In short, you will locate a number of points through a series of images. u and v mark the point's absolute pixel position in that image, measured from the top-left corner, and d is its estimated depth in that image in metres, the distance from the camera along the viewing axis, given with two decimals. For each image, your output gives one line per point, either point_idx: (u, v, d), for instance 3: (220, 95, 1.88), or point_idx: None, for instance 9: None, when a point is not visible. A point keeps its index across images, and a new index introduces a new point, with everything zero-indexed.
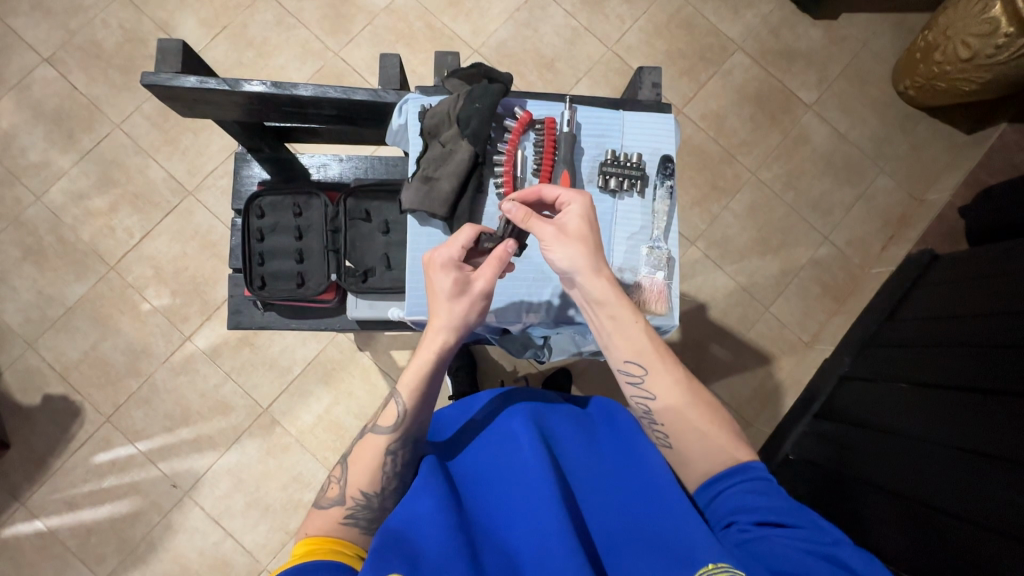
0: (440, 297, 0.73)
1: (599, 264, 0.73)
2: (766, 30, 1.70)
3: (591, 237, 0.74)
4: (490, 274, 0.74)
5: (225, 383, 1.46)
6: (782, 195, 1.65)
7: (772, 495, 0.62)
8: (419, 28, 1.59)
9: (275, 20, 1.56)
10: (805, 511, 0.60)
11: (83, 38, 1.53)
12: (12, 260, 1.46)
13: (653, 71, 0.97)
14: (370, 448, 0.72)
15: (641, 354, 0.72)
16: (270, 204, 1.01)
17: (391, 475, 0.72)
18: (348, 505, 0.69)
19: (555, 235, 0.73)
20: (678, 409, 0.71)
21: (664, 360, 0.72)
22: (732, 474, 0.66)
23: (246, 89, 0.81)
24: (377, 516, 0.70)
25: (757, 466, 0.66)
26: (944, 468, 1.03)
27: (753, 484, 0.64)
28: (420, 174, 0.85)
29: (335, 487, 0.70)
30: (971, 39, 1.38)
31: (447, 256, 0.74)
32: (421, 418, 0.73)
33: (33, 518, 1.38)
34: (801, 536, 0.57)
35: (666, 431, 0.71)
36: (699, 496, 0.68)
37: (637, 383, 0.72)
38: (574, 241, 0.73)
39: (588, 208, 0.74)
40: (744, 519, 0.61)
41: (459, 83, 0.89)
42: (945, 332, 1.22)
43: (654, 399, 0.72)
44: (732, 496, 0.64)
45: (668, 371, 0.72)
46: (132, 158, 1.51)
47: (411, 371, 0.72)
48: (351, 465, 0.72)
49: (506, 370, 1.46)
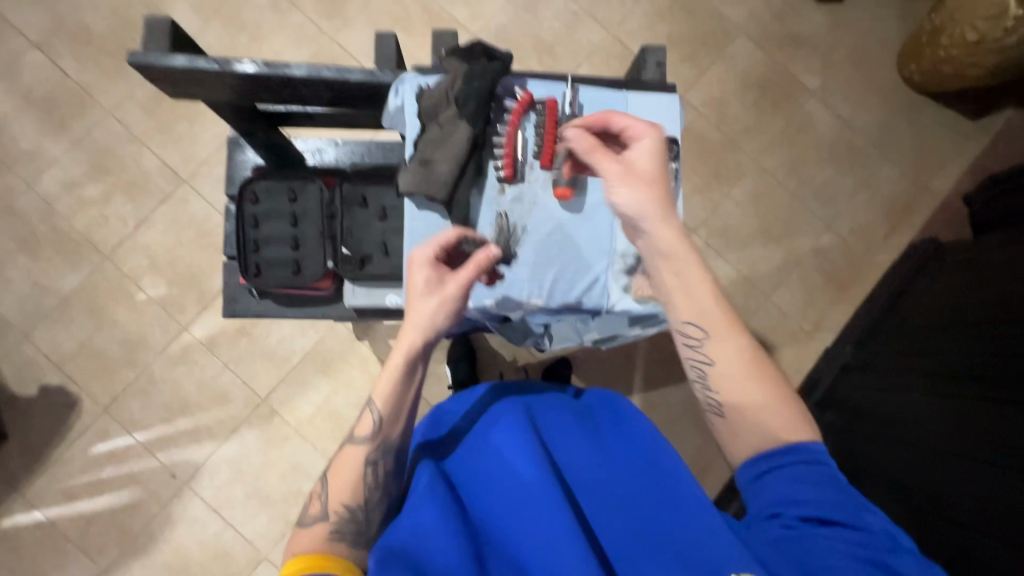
0: (413, 301, 0.71)
1: (667, 213, 0.69)
2: (770, 14, 1.67)
3: (661, 182, 0.70)
4: (466, 278, 0.73)
5: (223, 373, 1.45)
6: (786, 182, 1.63)
7: (824, 487, 0.60)
8: (415, 11, 1.56)
9: (269, 4, 1.53)
10: (857, 507, 0.59)
11: (74, 23, 1.50)
12: (6, 250, 1.44)
13: (656, 50, 0.96)
14: (348, 460, 0.70)
15: (704, 317, 0.68)
16: (264, 189, 0.99)
17: (373, 486, 0.70)
18: (331, 520, 0.66)
19: (623, 173, 0.70)
20: (742, 375, 0.67)
21: (730, 325, 0.68)
22: (782, 453, 0.63)
23: (237, 69, 0.79)
24: (365, 530, 0.68)
25: (810, 448, 0.63)
26: (948, 460, 1.02)
27: (803, 472, 0.62)
28: (418, 157, 0.83)
29: (318, 503, 0.68)
30: (979, 22, 1.35)
31: (425, 255, 0.74)
32: (400, 426, 0.72)
33: (32, 509, 1.37)
34: (850, 540, 0.56)
35: (721, 401, 0.68)
36: (742, 473, 0.66)
37: (696, 346, 0.69)
38: (647, 182, 0.69)
39: (662, 153, 0.71)
40: (790, 513, 0.59)
41: (457, 61, 0.86)
42: (948, 320, 1.20)
43: (712, 364, 0.68)
44: (779, 482, 0.62)
45: (736, 337, 0.68)
46: (125, 146, 1.49)
47: (385, 378, 0.71)
48: (331, 480, 0.69)
49: (506, 360, 1.45)
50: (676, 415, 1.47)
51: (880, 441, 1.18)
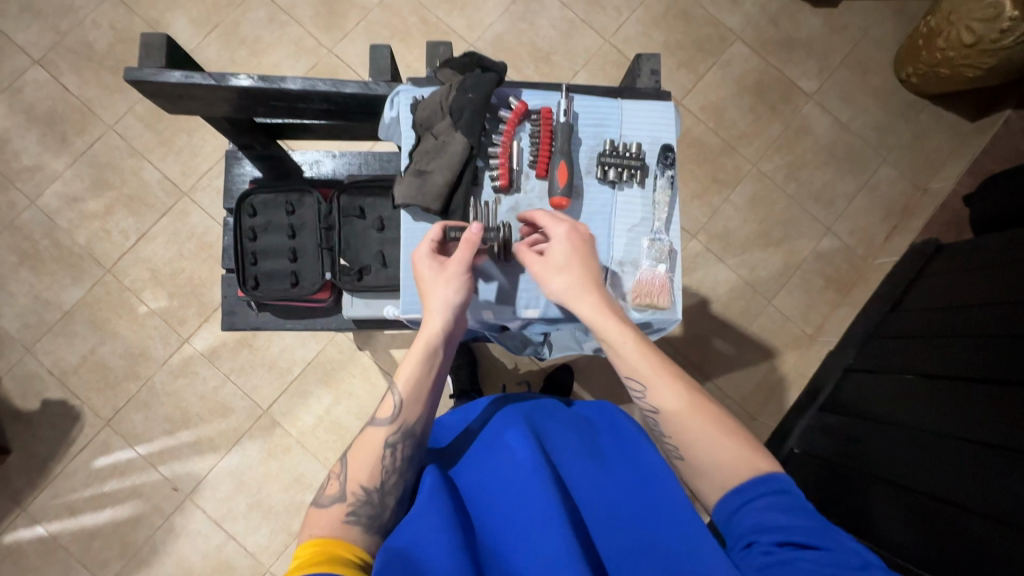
0: (428, 289, 0.74)
1: (594, 287, 0.75)
2: (765, 19, 1.67)
3: (580, 261, 0.77)
4: (464, 257, 0.75)
5: (225, 385, 1.45)
6: (785, 186, 1.62)
7: (794, 513, 0.57)
8: (413, 23, 1.57)
9: (267, 18, 1.54)
10: (831, 532, 0.56)
11: (74, 40, 1.51)
12: (8, 265, 1.45)
13: (651, 58, 0.96)
14: (369, 442, 0.70)
15: (637, 370, 0.71)
16: (262, 202, 1.00)
17: (391, 470, 0.69)
18: (349, 501, 0.65)
19: (545, 267, 0.77)
20: (682, 423, 0.68)
21: (666, 373, 0.70)
22: (753, 484, 0.61)
23: (234, 84, 0.80)
24: (380, 515, 0.66)
25: (776, 479, 0.61)
26: (953, 460, 1.01)
27: (774, 501, 0.59)
28: (413, 168, 0.83)
29: (335, 483, 0.67)
30: (975, 24, 1.36)
31: (424, 252, 0.78)
32: (420, 410, 0.72)
33: (34, 523, 1.37)
34: (826, 561, 0.53)
35: (675, 444, 0.68)
36: (719, 509, 0.63)
37: (641, 398, 0.71)
38: (566, 266, 0.76)
39: (573, 235, 0.78)
40: (765, 539, 0.56)
41: (452, 72, 0.86)
42: (950, 322, 1.20)
43: (659, 412, 0.70)
44: (750, 514, 0.59)
45: (669, 384, 0.70)
46: (126, 160, 1.50)
47: (408, 362, 0.72)
48: (351, 461, 0.69)
49: (507, 368, 1.45)
50: None
51: (882, 443, 1.17)
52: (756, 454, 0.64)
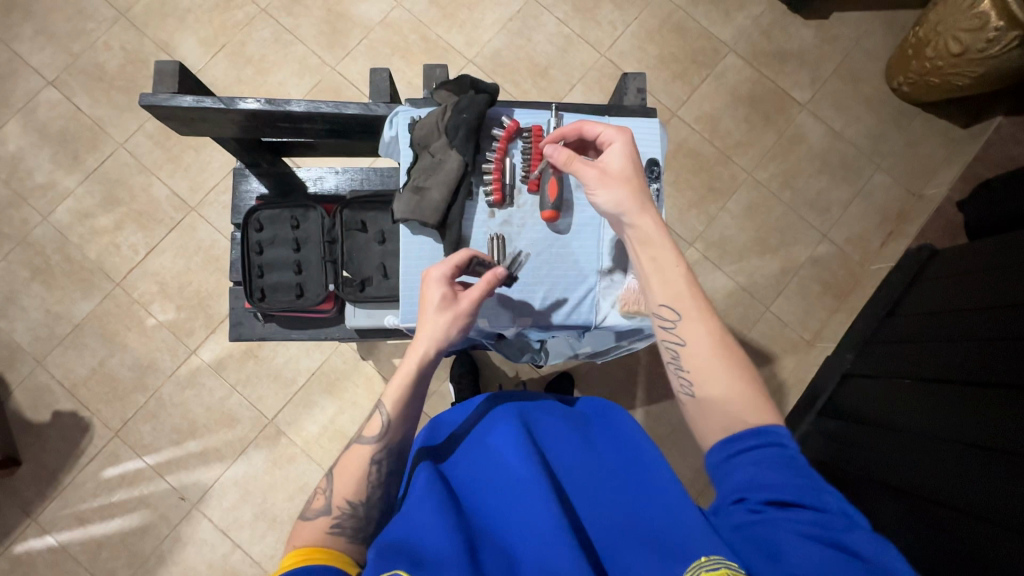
0: (426, 313, 0.75)
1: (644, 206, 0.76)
2: (758, 32, 1.71)
3: (634, 179, 0.78)
4: (477, 295, 0.77)
5: (231, 396, 1.48)
6: (779, 193, 1.65)
7: (785, 470, 0.58)
8: (414, 40, 1.62)
9: (273, 37, 1.59)
10: (816, 489, 0.57)
11: (86, 61, 1.56)
12: (20, 280, 1.49)
13: (637, 77, 1.00)
14: (355, 459, 0.72)
15: (674, 298, 0.71)
16: (268, 218, 1.03)
17: (376, 484, 0.72)
18: (336, 515, 0.68)
19: (597, 177, 0.79)
20: (708, 358, 0.67)
21: (699, 307, 0.70)
22: (748, 436, 0.61)
23: (242, 107, 0.83)
24: (364, 527, 0.69)
25: (772, 431, 0.61)
26: (945, 462, 1.04)
27: (764, 455, 0.60)
28: (411, 185, 0.87)
29: (322, 497, 0.69)
30: (962, 34, 1.39)
31: (440, 273, 0.77)
32: (406, 429, 0.74)
33: (44, 533, 1.40)
34: (808, 520, 0.55)
35: (692, 378, 0.68)
36: (713, 454, 0.64)
37: (669, 328, 0.71)
38: (618, 181, 0.77)
39: (630, 149, 0.79)
40: (753, 497, 0.58)
41: (447, 94, 0.90)
42: (943, 328, 1.22)
43: (683, 344, 0.69)
44: (743, 468, 0.60)
45: (704, 319, 0.70)
46: (136, 176, 1.54)
47: (395, 383, 0.74)
48: (337, 475, 0.71)
49: (507, 375, 1.47)
50: (677, 427, 1.48)
51: (879, 447, 1.19)
52: (764, 406, 0.64)
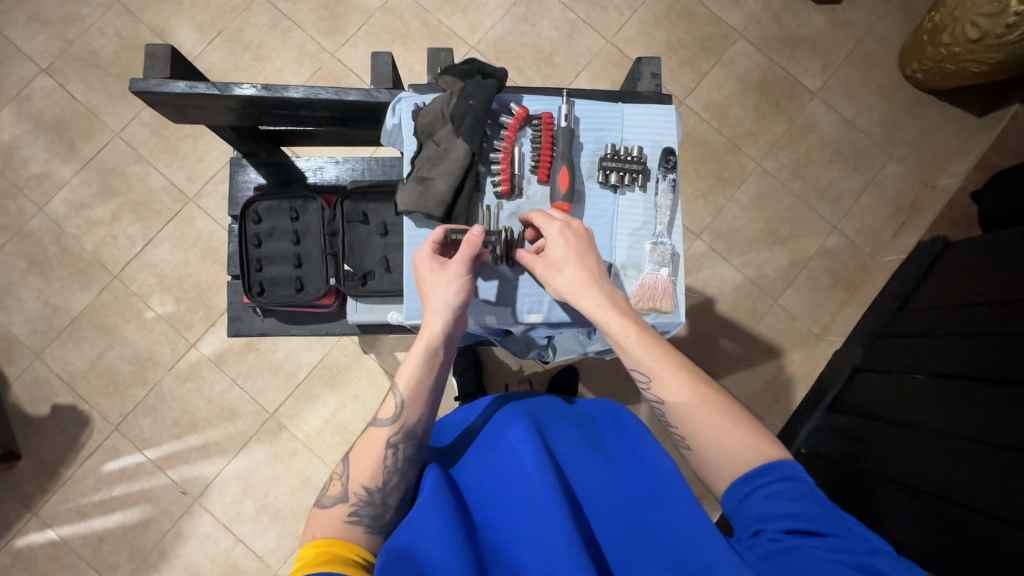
0: (428, 289, 0.74)
1: (592, 280, 0.75)
2: (768, 17, 1.66)
3: (577, 257, 0.76)
4: (465, 256, 0.75)
5: (232, 389, 1.46)
6: (789, 184, 1.62)
7: (800, 500, 0.57)
8: (415, 26, 1.58)
9: (270, 23, 1.55)
10: (837, 517, 0.56)
11: (81, 48, 1.52)
12: (17, 271, 1.46)
13: (652, 61, 0.96)
14: (370, 443, 0.70)
15: (640, 363, 0.70)
16: (266, 209, 1.00)
17: (393, 470, 0.69)
18: (351, 502, 0.66)
19: (546, 268, 0.78)
20: (683, 418, 0.67)
21: (665, 363, 0.69)
22: (761, 473, 0.61)
23: (237, 93, 0.80)
24: (381, 515, 0.67)
25: (785, 465, 0.61)
26: (958, 460, 1.01)
27: (781, 488, 0.59)
28: (415, 175, 0.84)
29: (337, 484, 0.67)
30: (980, 19, 1.34)
31: (425, 253, 0.77)
32: (422, 410, 0.71)
33: (45, 527, 1.39)
34: (834, 546, 0.53)
35: (682, 434, 0.68)
36: (728, 496, 0.63)
37: (646, 389, 0.70)
38: (567, 262, 0.75)
39: (570, 233, 0.77)
40: (771, 527, 0.57)
41: (452, 79, 0.86)
42: (957, 322, 1.19)
43: (663, 402, 0.69)
44: (758, 501, 0.59)
45: (673, 374, 0.68)
46: (133, 166, 1.51)
47: (409, 363, 0.72)
48: (353, 461, 0.69)
49: (511, 370, 1.45)
50: None
51: (891, 444, 1.16)
52: (762, 443, 0.63)
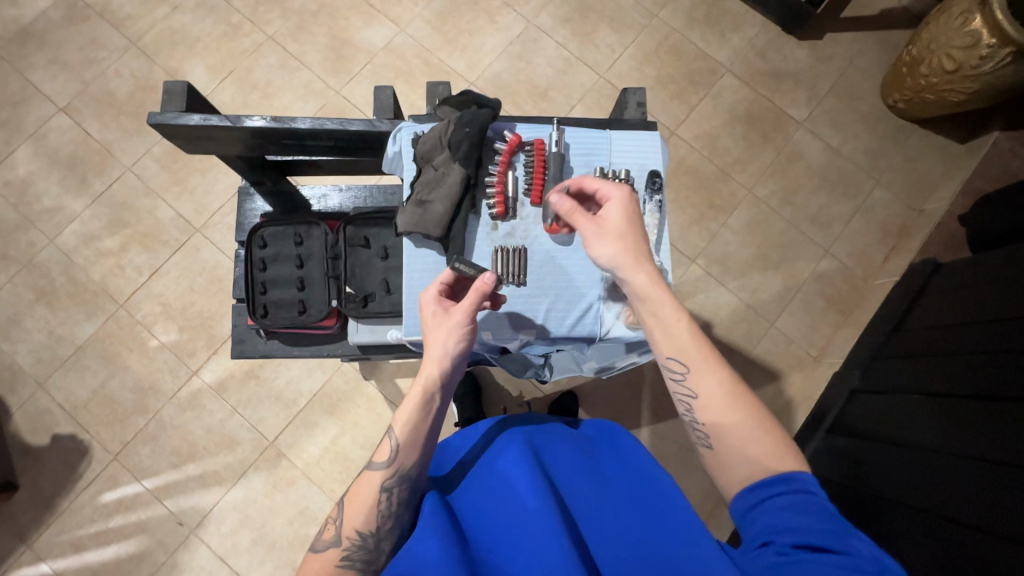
0: (430, 336, 0.75)
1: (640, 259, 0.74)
2: (753, 52, 1.74)
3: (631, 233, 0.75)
4: (469, 305, 0.75)
5: (232, 417, 1.47)
6: (780, 210, 1.66)
7: (812, 515, 0.57)
8: (416, 64, 1.65)
9: (279, 64, 1.63)
10: (846, 533, 0.56)
11: (97, 88, 1.59)
12: (25, 302, 1.49)
13: (637, 92, 1.02)
14: (365, 486, 0.70)
15: (683, 351, 0.70)
16: (272, 234, 1.04)
17: (387, 514, 0.70)
18: (345, 545, 0.67)
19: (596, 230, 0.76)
20: (720, 409, 0.67)
21: (708, 358, 0.69)
22: (765, 485, 0.62)
23: (247, 124, 0.85)
24: (373, 559, 0.69)
25: (800, 479, 0.61)
26: (962, 479, 1.01)
27: (793, 502, 0.59)
28: (414, 199, 0.88)
29: (332, 527, 0.69)
30: (955, 51, 1.41)
31: (432, 294, 0.79)
32: (417, 456, 0.72)
33: (39, 561, 1.38)
34: (842, 564, 0.53)
35: (707, 432, 0.67)
36: (736, 503, 0.64)
37: (681, 380, 0.70)
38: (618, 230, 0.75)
39: (631, 206, 0.77)
40: (780, 540, 0.56)
41: (449, 110, 0.92)
42: (950, 340, 1.21)
43: (695, 398, 0.69)
44: (768, 514, 0.59)
45: (713, 370, 0.69)
46: (141, 199, 1.56)
47: (405, 407, 0.72)
48: (347, 503, 0.70)
49: (511, 396, 1.46)
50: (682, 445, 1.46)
51: (892, 466, 1.16)
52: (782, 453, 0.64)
